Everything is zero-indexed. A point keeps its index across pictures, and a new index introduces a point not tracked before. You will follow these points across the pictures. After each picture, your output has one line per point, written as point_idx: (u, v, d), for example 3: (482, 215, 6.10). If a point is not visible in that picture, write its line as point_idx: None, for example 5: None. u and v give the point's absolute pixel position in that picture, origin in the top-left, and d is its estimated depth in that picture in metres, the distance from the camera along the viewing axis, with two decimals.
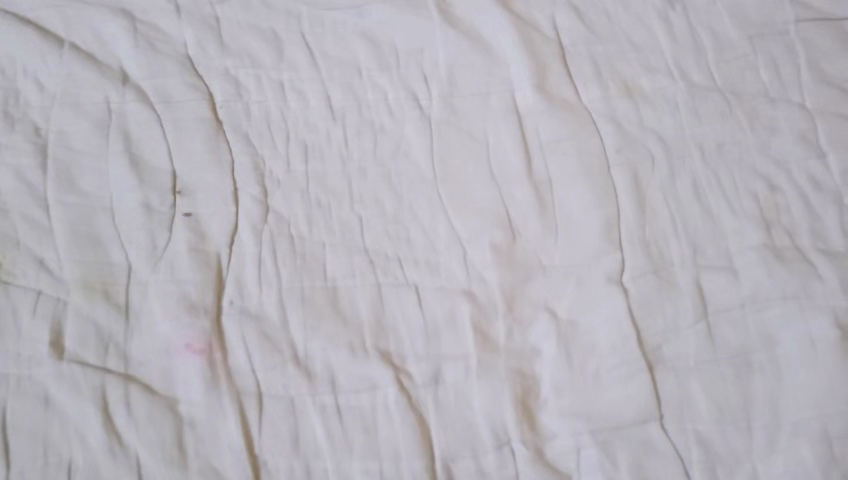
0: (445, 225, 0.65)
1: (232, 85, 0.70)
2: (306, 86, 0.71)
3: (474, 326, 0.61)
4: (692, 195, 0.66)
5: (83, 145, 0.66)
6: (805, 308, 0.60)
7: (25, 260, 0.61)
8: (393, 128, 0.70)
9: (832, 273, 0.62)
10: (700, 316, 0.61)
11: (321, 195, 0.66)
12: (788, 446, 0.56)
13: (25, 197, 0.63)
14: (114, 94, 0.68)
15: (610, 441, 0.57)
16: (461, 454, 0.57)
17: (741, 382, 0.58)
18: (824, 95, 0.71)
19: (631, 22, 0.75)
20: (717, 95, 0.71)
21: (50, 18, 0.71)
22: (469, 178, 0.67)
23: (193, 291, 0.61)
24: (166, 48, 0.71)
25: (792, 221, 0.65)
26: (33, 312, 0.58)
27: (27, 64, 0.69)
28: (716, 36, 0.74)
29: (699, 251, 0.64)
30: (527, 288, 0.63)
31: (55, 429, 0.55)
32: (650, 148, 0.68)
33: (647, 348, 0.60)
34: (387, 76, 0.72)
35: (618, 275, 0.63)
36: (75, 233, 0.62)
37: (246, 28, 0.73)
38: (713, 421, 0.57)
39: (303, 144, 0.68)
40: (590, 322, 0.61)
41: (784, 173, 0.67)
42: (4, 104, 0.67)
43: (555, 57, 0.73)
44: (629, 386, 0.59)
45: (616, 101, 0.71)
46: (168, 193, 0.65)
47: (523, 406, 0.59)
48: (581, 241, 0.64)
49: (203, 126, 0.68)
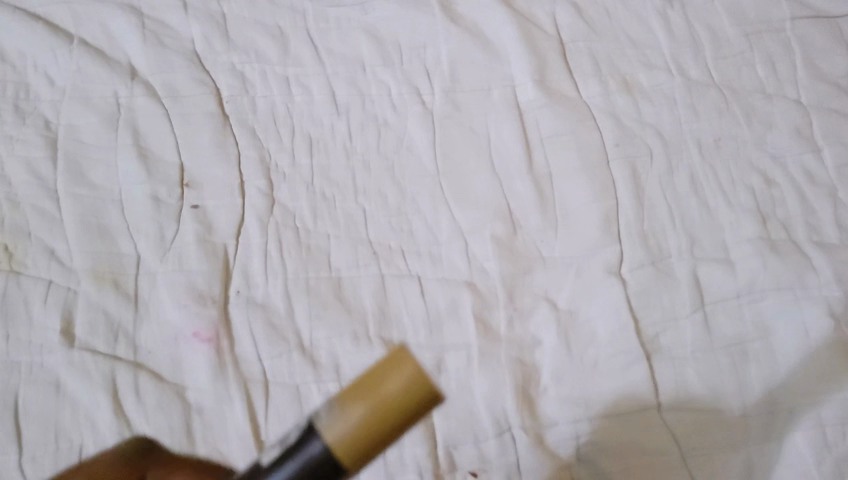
0: (447, 217, 0.67)
1: (238, 80, 0.72)
2: (311, 81, 0.73)
3: (475, 316, 0.62)
4: (690, 188, 0.67)
5: (92, 138, 0.68)
6: (800, 299, 0.62)
7: (36, 250, 0.62)
8: (397, 123, 0.71)
9: (827, 264, 0.63)
10: (697, 307, 0.62)
11: (325, 188, 0.67)
12: (783, 434, 0.57)
13: (36, 189, 0.64)
14: (123, 89, 0.70)
15: (610, 427, 0.58)
16: (463, 441, 0.58)
17: (737, 370, 0.59)
18: (819, 90, 0.72)
19: (628, 21, 0.77)
20: (714, 91, 0.72)
21: (60, 14, 0.74)
22: (471, 172, 0.69)
23: (201, 282, 0.62)
24: (173, 44, 0.73)
25: (787, 214, 0.66)
26: (44, 302, 0.60)
27: (38, 59, 0.71)
28: (713, 34, 0.76)
29: (697, 243, 0.65)
30: (528, 279, 0.64)
31: (66, 415, 0.56)
32: (649, 143, 0.70)
33: (645, 337, 0.61)
34: (391, 71, 0.74)
35: (617, 266, 0.64)
36: (84, 224, 0.64)
37: (252, 24, 0.75)
38: (710, 408, 0.58)
39: (309, 138, 0.70)
40: (588, 312, 0.63)
41: (779, 167, 0.68)
42: (15, 99, 0.69)
43: (558, 54, 0.75)
44: (629, 374, 0.59)
45: (616, 96, 0.72)
46: (175, 185, 0.66)
47: (523, 393, 0.60)
48: (581, 233, 0.66)
49: (210, 120, 0.69)
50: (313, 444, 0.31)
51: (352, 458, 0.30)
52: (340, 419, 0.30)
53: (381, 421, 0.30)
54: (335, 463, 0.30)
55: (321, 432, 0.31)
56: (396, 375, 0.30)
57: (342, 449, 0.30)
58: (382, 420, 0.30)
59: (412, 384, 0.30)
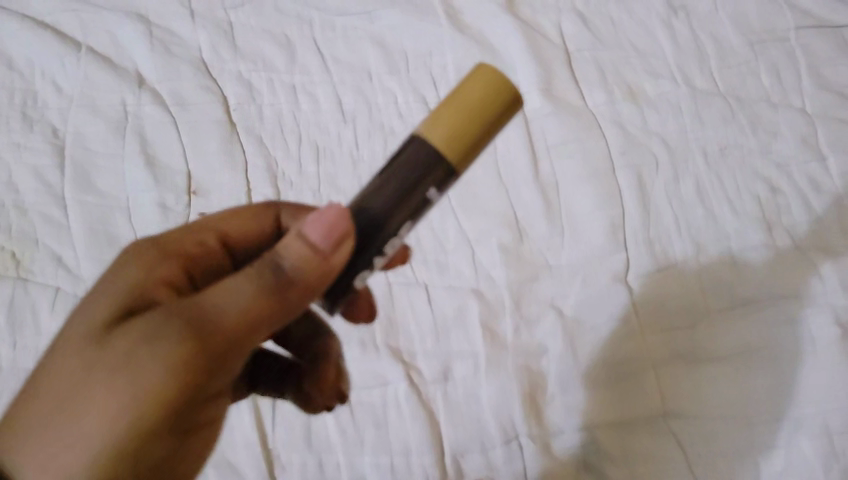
0: (454, 226, 0.67)
1: (245, 88, 0.72)
2: (318, 89, 0.73)
3: (482, 324, 0.62)
4: (696, 197, 0.68)
5: (100, 146, 0.68)
6: (806, 307, 0.61)
7: (44, 257, 0.62)
8: (403, 130, 0.71)
9: (833, 272, 0.62)
10: (702, 316, 0.62)
11: (331, 195, 0.67)
12: (787, 440, 0.56)
13: (44, 197, 0.65)
14: (130, 96, 0.71)
15: (613, 436, 0.58)
16: (470, 450, 0.58)
17: (743, 380, 0.59)
18: (823, 99, 0.73)
19: (632, 30, 0.78)
20: (719, 100, 0.73)
21: (68, 23, 0.75)
22: (477, 181, 0.69)
23: None
24: (180, 51, 0.74)
25: (792, 222, 0.66)
26: (51, 308, 0.60)
27: (45, 66, 0.72)
28: (717, 43, 0.77)
29: (703, 251, 0.65)
30: (535, 286, 0.64)
31: None
32: (655, 151, 0.70)
33: (651, 345, 0.61)
34: (397, 79, 0.74)
35: (624, 274, 0.64)
36: (91, 230, 0.64)
37: (259, 32, 0.76)
38: (716, 417, 0.58)
39: (315, 145, 0.70)
40: (596, 320, 0.62)
41: (785, 175, 0.68)
42: (23, 106, 0.70)
43: (563, 63, 0.75)
44: (637, 384, 0.60)
45: (622, 104, 0.73)
46: (182, 192, 0.67)
47: (530, 401, 0.59)
48: (588, 240, 0.66)
49: (217, 127, 0.70)
50: (420, 147, 0.40)
51: (461, 149, 0.40)
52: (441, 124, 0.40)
53: (469, 119, 0.40)
54: (445, 156, 0.40)
55: (421, 138, 0.40)
56: (473, 87, 0.40)
57: (444, 146, 0.40)
58: (474, 116, 0.40)
59: (483, 90, 0.40)
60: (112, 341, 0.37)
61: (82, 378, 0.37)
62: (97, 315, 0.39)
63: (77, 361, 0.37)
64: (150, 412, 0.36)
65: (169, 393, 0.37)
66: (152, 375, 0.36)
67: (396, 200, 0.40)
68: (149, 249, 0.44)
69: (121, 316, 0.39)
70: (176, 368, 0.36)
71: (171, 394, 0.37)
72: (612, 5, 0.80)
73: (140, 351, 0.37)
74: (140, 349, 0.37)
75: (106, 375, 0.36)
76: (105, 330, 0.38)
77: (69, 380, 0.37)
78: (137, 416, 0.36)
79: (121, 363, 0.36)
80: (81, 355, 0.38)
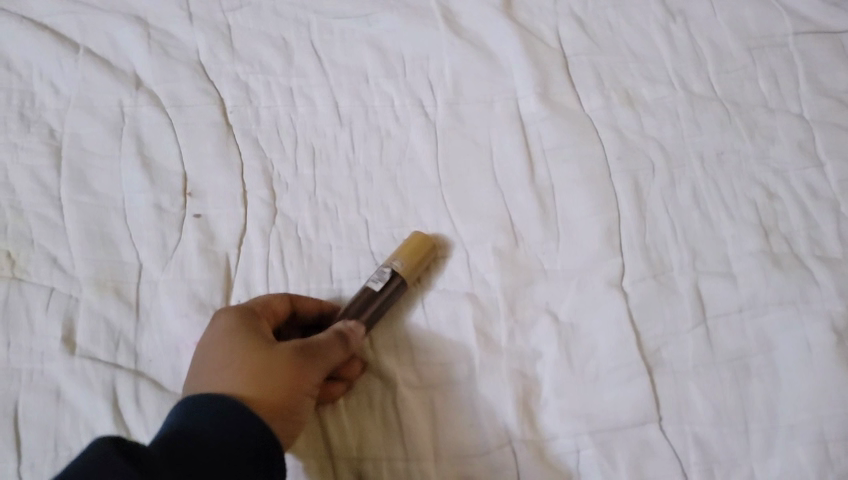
0: (450, 229, 0.67)
1: (242, 90, 0.73)
2: (314, 91, 0.73)
3: (477, 329, 0.62)
4: (692, 200, 0.67)
5: (97, 147, 0.69)
6: (801, 313, 0.60)
7: (39, 256, 0.63)
8: (399, 134, 0.71)
9: (828, 278, 0.62)
10: (699, 321, 0.61)
11: (326, 198, 0.67)
12: (783, 449, 0.55)
13: (41, 197, 0.66)
14: (127, 98, 0.72)
15: (606, 442, 0.57)
16: (463, 455, 0.57)
17: (739, 386, 0.58)
18: (822, 105, 0.72)
19: (630, 34, 0.78)
20: (716, 104, 0.72)
21: (66, 23, 0.76)
22: (473, 183, 0.69)
23: (203, 291, 0.62)
24: (178, 53, 0.75)
25: (788, 227, 0.66)
26: (46, 309, 0.60)
27: (43, 68, 0.73)
28: (715, 48, 0.77)
29: (699, 256, 0.64)
30: (530, 291, 0.64)
31: (66, 422, 0.56)
32: (650, 155, 0.70)
33: (646, 351, 0.60)
34: (394, 82, 0.74)
35: (619, 280, 0.63)
36: (87, 231, 0.64)
37: (257, 34, 0.76)
38: (710, 423, 0.57)
39: (311, 148, 0.70)
40: (590, 324, 0.62)
41: (781, 180, 0.68)
42: (20, 107, 0.71)
43: (560, 67, 0.75)
44: (629, 388, 0.58)
45: (618, 108, 0.73)
46: (178, 194, 0.67)
47: (523, 406, 0.58)
48: (584, 244, 0.65)
49: (213, 130, 0.70)
50: (392, 271, 0.61)
51: (412, 271, 0.62)
52: (406, 261, 0.61)
53: (421, 253, 0.62)
54: (404, 276, 0.61)
55: (397, 269, 0.61)
56: (415, 236, 0.63)
57: (409, 271, 0.61)
58: (420, 249, 0.62)
59: (425, 237, 0.63)
60: (259, 363, 0.51)
61: (240, 378, 0.50)
62: (237, 340, 0.52)
63: (233, 366, 0.51)
64: (285, 412, 0.50)
65: (296, 391, 0.51)
66: (296, 375, 0.51)
67: (372, 297, 0.59)
68: (245, 312, 0.54)
69: (262, 364, 0.51)
70: (300, 376, 0.51)
71: (302, 391, 0.51)
72: (610, 9, 0.80)
73: (287, 358, 0.51)
74: (285, 358, 0.51)
75: (264, 374, 0.50)
76: (247, 349, 0.52)
77: (228, 378, 0.50)
78: (283, 404, 0.50)
79: (274, 364, 0.51)
80: (234, 361, 0.51)
